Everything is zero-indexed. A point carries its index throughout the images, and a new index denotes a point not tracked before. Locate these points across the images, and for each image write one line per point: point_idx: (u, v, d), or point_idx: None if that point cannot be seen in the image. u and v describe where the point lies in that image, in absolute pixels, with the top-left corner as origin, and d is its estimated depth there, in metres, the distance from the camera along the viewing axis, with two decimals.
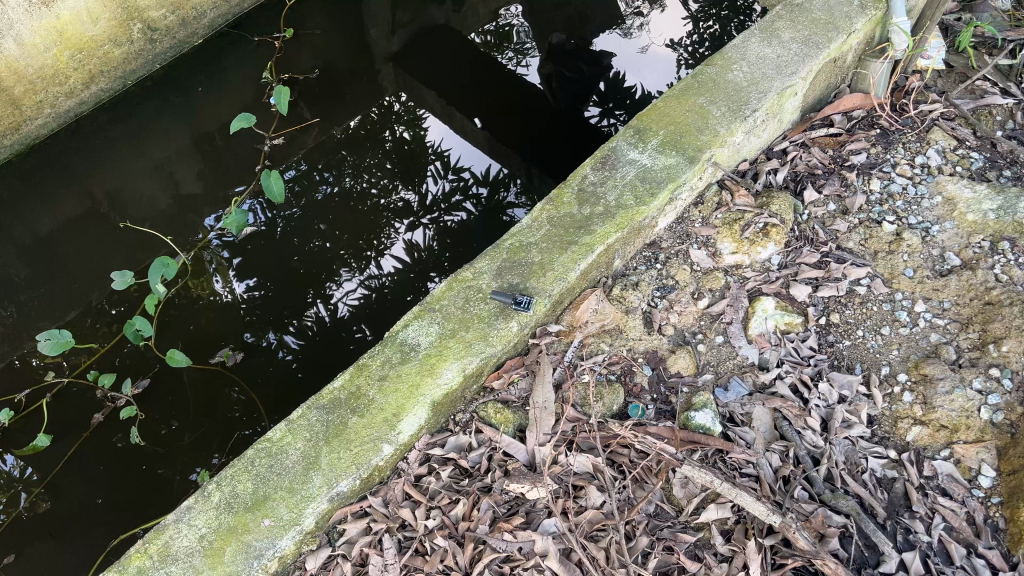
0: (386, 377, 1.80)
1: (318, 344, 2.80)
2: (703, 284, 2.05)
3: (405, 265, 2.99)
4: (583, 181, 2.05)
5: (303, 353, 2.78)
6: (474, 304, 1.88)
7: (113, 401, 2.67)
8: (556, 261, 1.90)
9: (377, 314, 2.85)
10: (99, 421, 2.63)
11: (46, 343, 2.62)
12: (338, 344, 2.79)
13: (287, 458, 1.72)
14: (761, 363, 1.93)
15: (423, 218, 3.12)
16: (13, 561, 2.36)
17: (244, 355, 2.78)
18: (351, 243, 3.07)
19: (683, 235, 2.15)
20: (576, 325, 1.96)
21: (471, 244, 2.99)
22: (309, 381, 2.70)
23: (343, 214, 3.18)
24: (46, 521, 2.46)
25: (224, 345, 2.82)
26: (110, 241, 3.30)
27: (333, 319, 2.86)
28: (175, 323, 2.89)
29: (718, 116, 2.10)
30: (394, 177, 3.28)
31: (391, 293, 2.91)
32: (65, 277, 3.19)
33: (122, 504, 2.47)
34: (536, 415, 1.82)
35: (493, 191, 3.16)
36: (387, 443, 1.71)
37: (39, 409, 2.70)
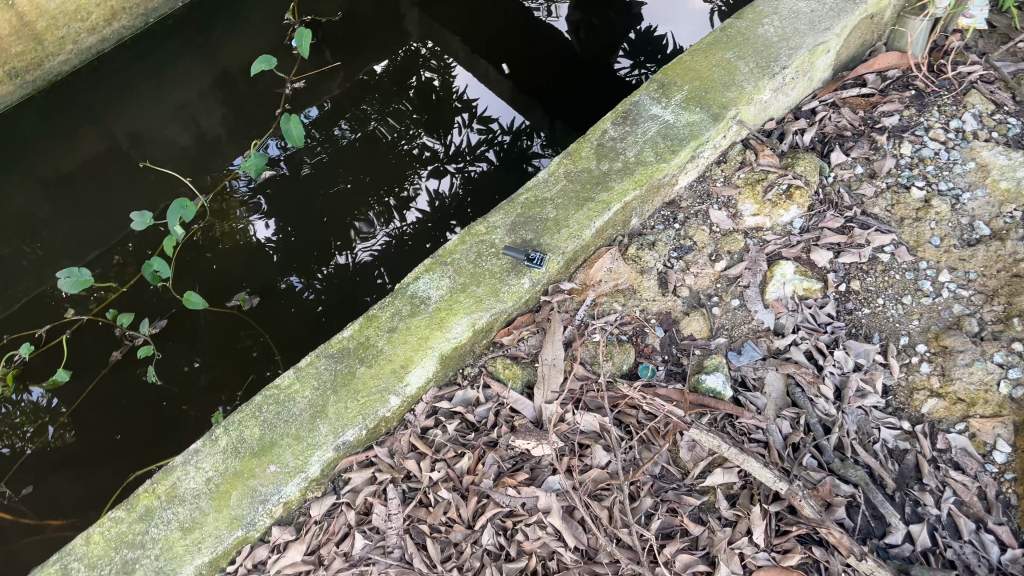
0: (396, 329, 1.78)
1: (339, 290, 2.81)
2: (722, 246, 1.98)
3: (427, 213, 2.96)
4: (603, 136, 1.98)
5: (325, 295, 2.80)
6: (485, 259, 1.84)
7: (131, 340, 2.73)
8: (571, 218, 1.86)
9: (396, 263, 2.84)
10: (119, 358, 2.69)
11: (66, 281, 2.65)
12: (360, 292, 2.79)
13: (294, 406, 1.72)
14: (776, 328, 1.90)
15: (447, 166, 3.09)
16: (32, 490, 2.45)
17: (263, 300, 2.80)
18: (373, 188, 3.04)
19: (703, 195, 2.06)
20: (590, 283, 1.91)
21: (495, 195, 2.95)
22: (328, 322, 2.73)
23: (366, 159, 3.15)
24: (67, 450, 2.54)
25: (245, 290, 2.83)
26: (130, 179, 3.31)
27: (354, 264, 2.86)
28: (194, 264, 2.90)
29: (746, 72, 2.02)
30: (418, 124, 3.23)
31: (413, 239, 2.89)
32: (86, 214, 3.22)
33: (140, 443, 2.53)
34: (544, 372, 1.80)
35: (517, 143, 3.12)
36: (395, 394, 1.70)
37: (60, 344, 2.75)
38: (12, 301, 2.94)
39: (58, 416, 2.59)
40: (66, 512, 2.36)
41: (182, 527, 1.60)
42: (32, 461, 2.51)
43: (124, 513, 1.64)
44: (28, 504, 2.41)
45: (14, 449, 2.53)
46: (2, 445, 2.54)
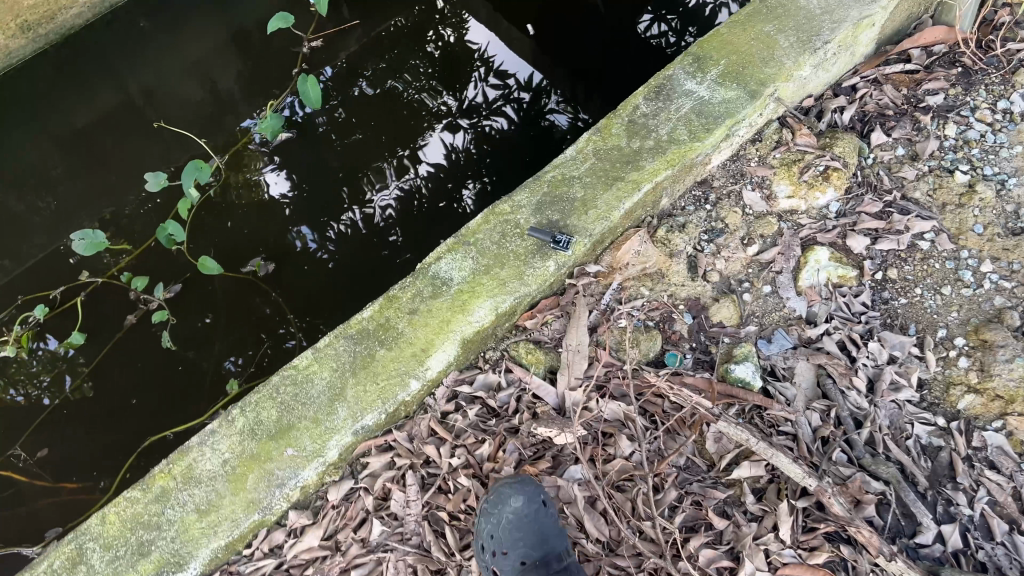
0: (417, 311, 1.73)
1: (355, 255, 2.78)
2: (755, 230, 1.91)
3: (443, 170, 2.91)
4: (634, 112, 1.89)
5: (338, 252, 2.79)
6: (510, 241, 1.78)
7: (147, 304, 2.72)
8: (599, 198, 1.79)
9: (412, 227, 2.80)
10: (133, 323, 2.69)
11: (81, 243, 2.60)
12: (376, 258, 2.75)
13: (313, 388, 1.67)
14: (808, 317, 1.85)
15: (463, 122, 3.02)
16: (47, 454, 2.52)
17: (278, 265, 2.77)
18: (389, 143, 2.98)
19: (736, 174, 1.97)
20: (617, 266, 1.84)
21: (513, 157, 2.90)
22: (345, 287, 2.71)
23: (383, 114, 3.06)
24: (81, 414, 2.58)
25: (261, 255, 2.80)
26: (144, 135, 3.24)
27: (368, 222, 2.83)
28: (210, 227, 2.86)
29: (786, 47, 1.92)
30: (436, 80, 3.15)
31: (429, 200, 2.86)
32: (100, 170, 3.17)
33: (156, 408, 2.57)
34: (568, 359, 1.75)
35: (535, 101, 3.05)
36: (416, 379, 1.66)
37: (74, 307, 2.73)
38: (28, 257, 2.92)
39: (77, 368, 2.64)
40: (80, 476, 2.44)
41: (198, 510, 1.58)
42: (46, 425, 2.56)
43: (139, 493, 1.61)
44: (43, 467, 2.48)
45: (31, 401, 2.60)
46: (18, 394, 2.62)
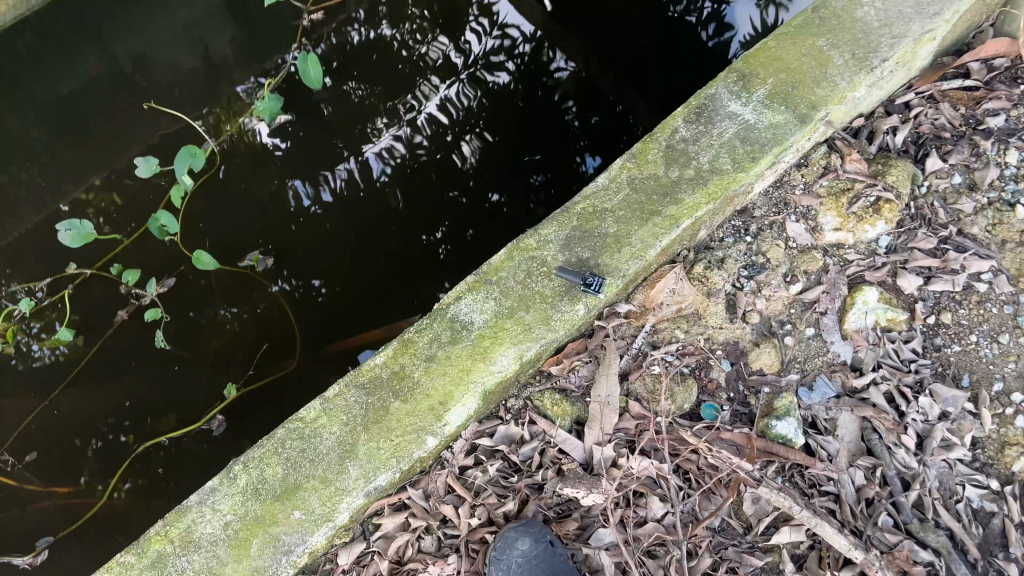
0: (434, 358, 1.59)
1: (354, 225, 2.62)
2: (799, 265, 1.76)
3: (443, 125, 2.70)
4: (672, 136, 1.73)
5: (336, 213, 2.64)
6: (536, 280, 1.63)
7: (138, 299, 2.55)
8: (633, 235, 1.64)
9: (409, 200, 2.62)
10: (127, 318, 2.55)
11: (68, 235, 2.38)
12: (376, 235, 2.60)
13: (321, 444, 1.54)
14: (854, 363, 1.72)
15: (462, 74, 2.76)
16: (35, 458, 2.46)
17: (271, 245, 2.61)
18: (383, 97, 2.74)
19: (779, 203, 1.80)
20: (650, 306, 1.69)
21: (516, 118, 2.67)
22: (348, 257, 2.60)
23: (374, 62, 2.78)
24: (70, 412, 2.50)
25: (252, 234, 2.62)
26: (130, 107, 2.82)
27: (366, 182, 2.66)
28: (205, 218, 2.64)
29: (840, 65, 1.74)
30: (434, 27, 2.80)
31: (430, 157, 2.66)
32: (81, 147, 2.79)
33: (153, 411, 2.50)
34: (596, 412, 1.62)
35: (540, 52, 2.79)
36: (433, 435, 1.53)
37: (60, 300, 2.54)
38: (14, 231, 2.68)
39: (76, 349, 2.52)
40: (72, 479, 2.44)
41: None
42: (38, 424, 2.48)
43: (134, 558, 1.50)
44: (35, 471, 2.44)
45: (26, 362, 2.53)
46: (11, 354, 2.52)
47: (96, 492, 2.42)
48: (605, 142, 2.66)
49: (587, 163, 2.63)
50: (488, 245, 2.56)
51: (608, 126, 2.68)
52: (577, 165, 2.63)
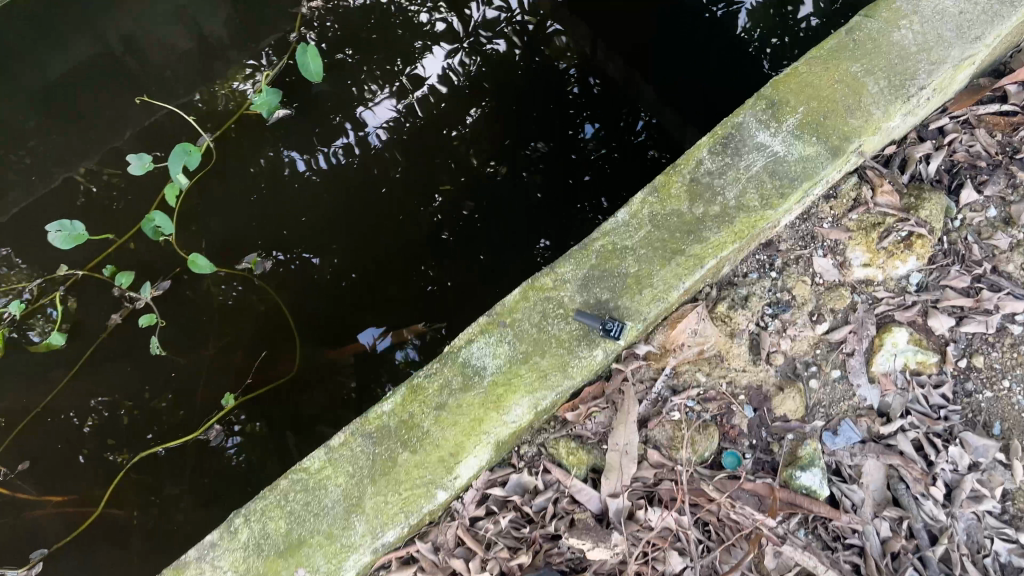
0: (445, 406, 1.51)
1: (351, 205, 2.48)
2: (825, 302, 1.68)
3: (444, 97, 2.58)
4: (697, 168, 1.63)
5: (332, 190, 2.50)
6: (553, 323, 1.55)
7: (132, 302, 2.42)
8: (655, 275, 1.55)
9: (410, 175, 2.49)
10: (119, 323, 2.40)
11: (58, 238, 2.22)
12: (378, 223, 2.46)
13: (327, 497, 1.47)
14: (880, 407, 1.65)
15: (463, 44, 2.65)
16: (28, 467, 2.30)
17: (266, 226, 2.48)
18: (382, 66, 2.62)
19: (806, 237, 1.72)
20: (670, 348, 1.62)
21: (519, 93, 2.57)
22: (345, 242, 2.46)
23: (374, 30, 2.66)
24: (63, 420, 2.34)
25: (246, 217, 2.49)
26: (124, 87, 2.60)
27: (363, 156, 2.52)
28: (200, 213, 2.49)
29: (876, 92, 1.65)
30: None
31: (429, 131, 2.53)
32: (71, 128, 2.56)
33: (142, 423, 2.34)
34: (614, 461, 1.55)
35: (541, 27, 2.66)
36: (443, 488, 1.46)
37: (53, 303, 2.40)
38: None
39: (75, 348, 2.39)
40: (67, 488, 2.27)
41: None
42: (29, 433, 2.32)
43: None
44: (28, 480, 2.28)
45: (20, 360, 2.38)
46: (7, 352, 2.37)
47: (89, 506, 2.24)
48: (608, 115, 2.55)
49: (587, 131, 2.53)
50: (493, 218, 2.46)
51: (610, 95, 2.58)
52: (578, 135, 2.52)
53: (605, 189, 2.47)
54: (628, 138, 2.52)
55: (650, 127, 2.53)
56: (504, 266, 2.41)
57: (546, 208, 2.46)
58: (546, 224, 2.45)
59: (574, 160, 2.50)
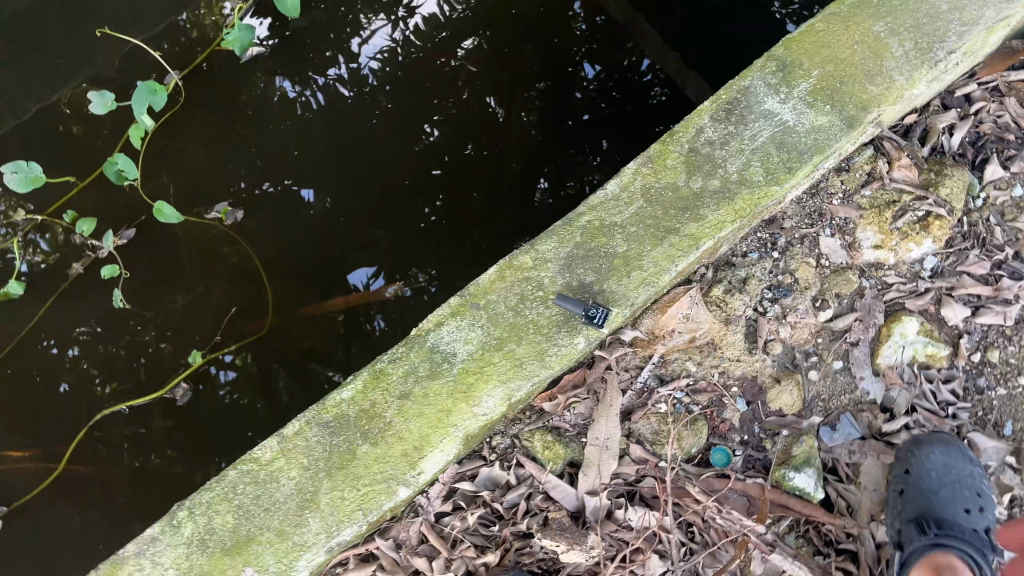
0: (409, 395, 1.38)
1: (339, 144, 2.02)
2: (830, 287, 1.53)
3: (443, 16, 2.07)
4: (697, 136, 1.47)
5: (316, 129, 2.03)
6: (530, 306, 1.41)
7: (94, 251, 1.96)
8: (645, 256, 1.41)
9: (407, 105, 2.03)
10: (81, 273, 1.96)
11: (13, 180, 1.80)
12: (370, 161, 2.00)
13: (278, 490, 1.35)
14: (885, 403, 1.52)
15: None
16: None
17: (234, 161, 2.01)
18: None
19: (814, 214, 1.55)
20: (659, 334, 1.47)
21: (527, 16, 2.09)
22: (332, 187, 2.00)
23: None
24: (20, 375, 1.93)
25: (211, 149, 2.01)
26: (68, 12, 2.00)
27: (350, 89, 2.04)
28: (161, 152, 2.00)
29: (900, 56, 1.49)
30: None
31: (426, 59, 2.05)
32: (18, 66, 1.98)
33: (112, 367, 1.94)
34: (593, 456, 1.43)
35: None
36: (405, 485, 1.35)
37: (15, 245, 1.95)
38: None
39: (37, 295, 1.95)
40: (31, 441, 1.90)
41: None
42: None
43: None
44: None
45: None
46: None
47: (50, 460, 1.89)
48: (609, 47, 2.12)
49: (589, 69, 2.10)
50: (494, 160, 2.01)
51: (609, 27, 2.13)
52: (579, 74, 2.09)
53: (606, 133, 2.07)
54: (633, 77, 2.11)
55: (656, 69, 2.13)
56: (502, 213, 2.00)
57: (546, 148, 2.04)
58: (546, 159, 2.03)
59: (575, 100, 2.07)
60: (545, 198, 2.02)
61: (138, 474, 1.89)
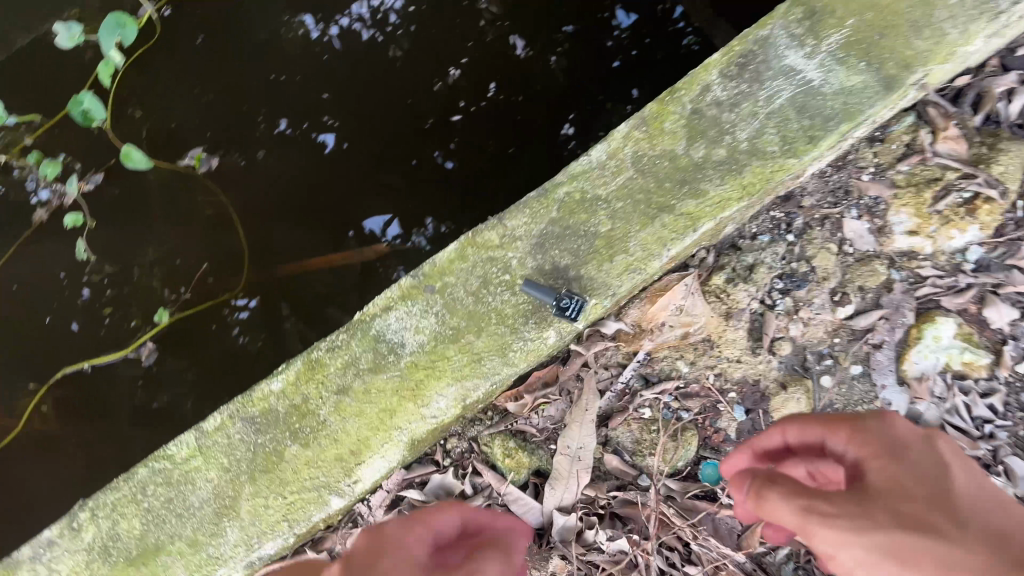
0: (347, 391, 1.18)
1: (358, 84, 1.68)
2: (853, 279, 1.30)
3: None
4: (703, 96, 1.24)
5: (336, 66, 1.69)
6: (492, 293, 1.20)
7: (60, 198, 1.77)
8: (631, 238, 1.20)
9: (427, 40, 1.66)
10: (44, 221, 1.77)
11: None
12: (391, 105, 1.67)
13: (193, 495, 1.18)
14: (908, 418, 1.28)
15: None
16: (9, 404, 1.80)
17: (235, 98, 1.72)
18: None
19: (838, 191, 1.31)
20: (647, 327, 1.26)
21: None
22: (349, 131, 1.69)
23: None
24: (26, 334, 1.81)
25: (212, 84, 1.72)
26: None
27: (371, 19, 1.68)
28: (154, 93, 1.75)
29: (954, 3, 1.19)
30: None
31: None
32: None
33: (125, 307, 1.77)
34: (562, 468, 1.25)
35: None
36: (338, 494, 1.17)
37: None
38: None
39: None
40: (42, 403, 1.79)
41: None
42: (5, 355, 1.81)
43: None
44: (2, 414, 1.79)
45: None
46: None
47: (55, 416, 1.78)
48: None
49: (624, 17, 1.63)
50: (518, 103, 1.64)
51: None
52: (613, 19, 1.63)
53: (647, 83, 1.63)
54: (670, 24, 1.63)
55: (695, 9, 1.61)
56: (522, 165, 1.63)
57: (573, 93, 1.63)
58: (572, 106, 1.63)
59: (608, 47, 1.63)
60: (572, 146, 1.63)
61: (142, 416, 1.74)
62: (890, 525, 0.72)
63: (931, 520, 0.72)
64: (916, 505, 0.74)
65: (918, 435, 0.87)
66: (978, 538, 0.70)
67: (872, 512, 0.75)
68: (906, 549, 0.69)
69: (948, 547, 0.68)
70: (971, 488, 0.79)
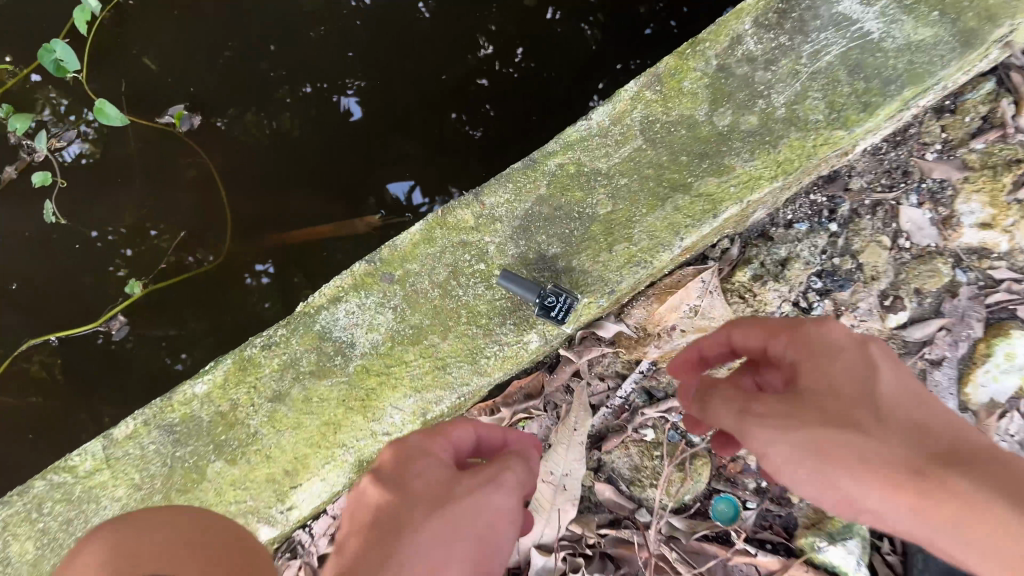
0: (284, 398, 0.98)
1: (380, 39, 1.34)
2: (909, 279, 1.06)
3: None
4: (732, 51, 1.00)
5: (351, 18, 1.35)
6: (463, 286, 0.98)
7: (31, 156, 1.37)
8: (636, 222, 0.97)
9: None
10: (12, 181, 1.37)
11: None
12: (417, 66, 1.34)
13: (96, 516, 0.99)
14: None
15: None
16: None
17: (225, 58, 1.37)
18: None
19: (894, 172, 1.08)
20: (653, 331, 1.05)
21: None
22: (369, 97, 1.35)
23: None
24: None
25: (205, 32, 1.37)
26: None
27: None
28: (124, 46, 1.39)
29: None
30: None
31: None
32: None
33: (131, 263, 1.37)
34: (545, 497, 1.02)
35: None
36: (268, 524, 0.97)
37: None
38: None
39: None
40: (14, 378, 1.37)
41: None
42: None
43: None
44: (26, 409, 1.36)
45: None
46: None
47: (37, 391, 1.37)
48: None
49: None
50: (544, 71, 1.32)
51: None
52: None
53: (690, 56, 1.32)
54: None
55: None
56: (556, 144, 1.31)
57: (607, 59, 1.33)
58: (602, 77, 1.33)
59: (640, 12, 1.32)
60: None
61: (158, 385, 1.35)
62: (813, 423, 0.61)
63: (855, 418, 0.61)
64: (840, 404, 0.63)
65: (852, 336, 0.68)
66: (900, 433, 0.60)
67: (798, 408, 0.63)
68: (827, 447, 0.60)
69: (870, 446, 0.59)
70: (896, 384, 0.64)
